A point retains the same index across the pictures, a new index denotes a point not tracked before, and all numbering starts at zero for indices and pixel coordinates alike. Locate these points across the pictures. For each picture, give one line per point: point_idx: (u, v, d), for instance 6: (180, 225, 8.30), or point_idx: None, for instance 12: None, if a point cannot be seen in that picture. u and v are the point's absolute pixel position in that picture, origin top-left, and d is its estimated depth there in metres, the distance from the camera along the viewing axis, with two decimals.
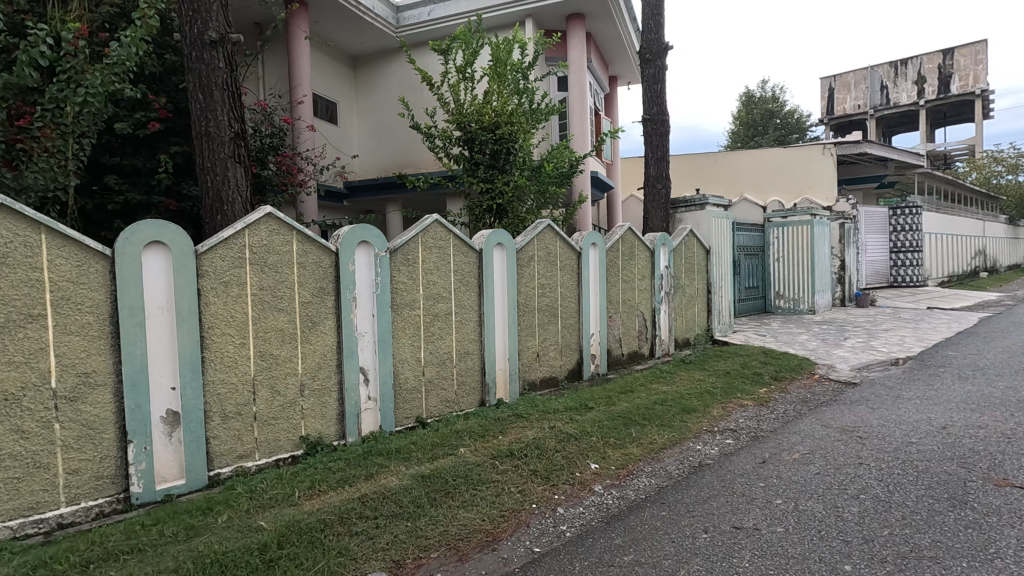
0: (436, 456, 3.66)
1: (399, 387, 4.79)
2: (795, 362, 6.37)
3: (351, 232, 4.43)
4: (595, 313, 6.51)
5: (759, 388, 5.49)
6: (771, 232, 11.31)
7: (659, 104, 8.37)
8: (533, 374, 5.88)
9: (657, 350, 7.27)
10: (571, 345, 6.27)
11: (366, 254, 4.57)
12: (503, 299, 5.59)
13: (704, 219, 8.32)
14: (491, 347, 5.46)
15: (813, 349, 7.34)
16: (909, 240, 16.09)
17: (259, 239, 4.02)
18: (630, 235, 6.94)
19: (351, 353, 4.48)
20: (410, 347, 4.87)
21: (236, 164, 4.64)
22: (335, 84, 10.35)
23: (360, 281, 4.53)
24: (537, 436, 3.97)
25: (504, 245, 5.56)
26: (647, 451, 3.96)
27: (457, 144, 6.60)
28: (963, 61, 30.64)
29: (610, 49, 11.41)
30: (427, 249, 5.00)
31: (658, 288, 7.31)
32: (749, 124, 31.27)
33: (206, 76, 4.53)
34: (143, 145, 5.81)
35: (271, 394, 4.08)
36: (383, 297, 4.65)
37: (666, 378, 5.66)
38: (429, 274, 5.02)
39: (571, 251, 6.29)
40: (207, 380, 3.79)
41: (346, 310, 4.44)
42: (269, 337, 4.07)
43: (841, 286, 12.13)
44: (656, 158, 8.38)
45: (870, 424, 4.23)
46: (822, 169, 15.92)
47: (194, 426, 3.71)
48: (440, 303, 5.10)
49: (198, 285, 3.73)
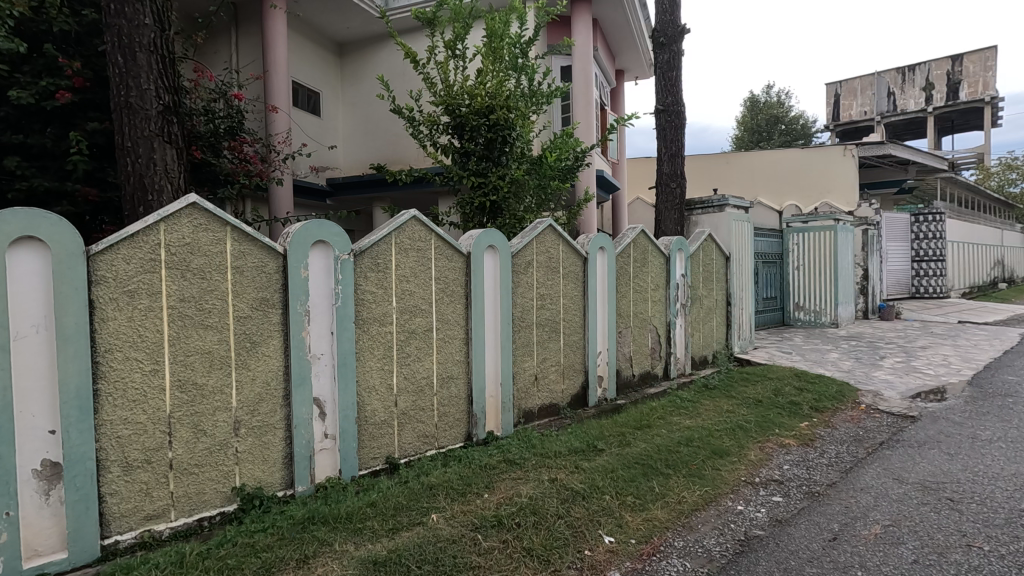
0: (398, 527, 2.76)
1: (364, 422, 3.89)
2: (835, 387, 5.48)
3: (303, 229, 3.55)
4: (602, 329, 5.62)
5: (800, 422, 4.59)
6: (790, 238, 10.47)
7: (674, 94, 7.53)
8: (531, 401, 4.98)
9: (672, 371, 6.37)
10: (575, 366, 5.38)
11: (323, 256, 3.67)
12: (496, 313, 4.70)
13: (724, 222, 7.45)
14: (480, 371, 4.56)
15: (850, 370, 6.46)
16: (932, 249, 15.22)
17: (178, 235, 3.12)
18: (642, 239, 6.06)
19: (302, 381, 3.58)
20: (379, 371, 3.98)
21: (164, 143, 3.75)
22: (318, 71, 9.48)
23: (315, 291, 3.64)
24: (533, 494, 3.08)
25: (497, 248, 4.68)
26: (675, 515, 3.05)
27: (446, 132, 5.72)
28: (971, 68, 29.60)
29: (619, 38, 10.56)
30: (402, 252, 4.11)
31: (673, 300, 6.43)
32: (754, 129, 30.44)
33: (127, 33, 3.63)
34: (54, 120, 5.01)
35: (193, 436, 3.18)
36: (345, 311, 3.75)
37: (689, 408, 4.77)
38: (403, 282, 4.12)
39: (575, 256, 5.41)
40: (103, 419, 2.89)
41: (296, 327, 3.55)
42: (192, 362, 3.17)
43: (863, 296, 11.25)
44: (670, 154, 7.58)
45: (957, 479, 3.34)
46: (839, 171, 15.09)
47: (81, 482, 2.81)
48: (418, 318, 4.21)
49: (89, 295, 2.85)
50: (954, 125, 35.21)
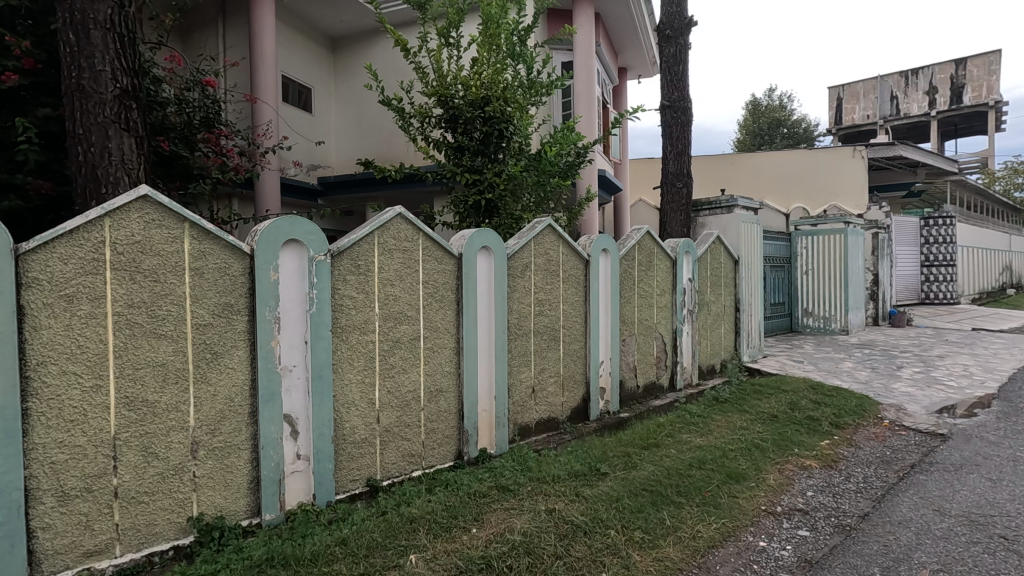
0: (370, 571, 2.38)
1: (342, 441, 3.52)
2: (854, 400, 5.10)
3: (272, 227, 3.19)
4: (605, 337, 5.25)
5: (820, 440, 4.21)
6: (798, 241, 10.12)
7: (680, 89, 7.19)
8: (527, 416, 4.60)
9: (678, 381, 5.99)
10: (576, 376, 5.01)
11: (296, 257, 3.30)
12: (490, 320, 4.32)
13: (732, 224, 7.08)
14: (471, 383, 4.18)
15: (866, 381, 6.09)
16: (942, 253, 14.94)
17: (126, 232, 2.74)
18: (648, 240, 5.69)
19: (270, 397, 3.20)
20: (359, 384, 3.60)
21: (121, 131, 3.38)
22: (310, 66, 9.14)
23: (286, 296, 3.27)
24: (528, 530, 2.70)
25: (491, 249, 4.31)
26: (690, 554, 2.68)
27: (439, 125, 5.36)
28: (975, 71, 29.34)
29: (622, 33, 10.21)
30: (387, 253, 3.73)
31: (680, 306, 6.06)
32: (754, 132, 30.07)
33: (80, 7, 3.27)
34: (4, 106, 4.66)
35: (142, 460, 2.80)
36: (320, 318, 3.37)
37: (699, 424, 4.39)
38: (387, 286, 3.74)
39: (576, 259, 5.04)
40: (33, 443, 2.51)
41: (264, 337, 3.17)
42: (142, 376, 2.79)
43: (873, 302, 10.89)
44: (676, 152, 7.25)
45: (1006, 512, 2.97)
46: (848, 174, 14.79)
47: (4, 515, 2.42)
48: (404, 326, 3.83)
49: (18, 301, 2.47)
50: (957, 130, 34.85)
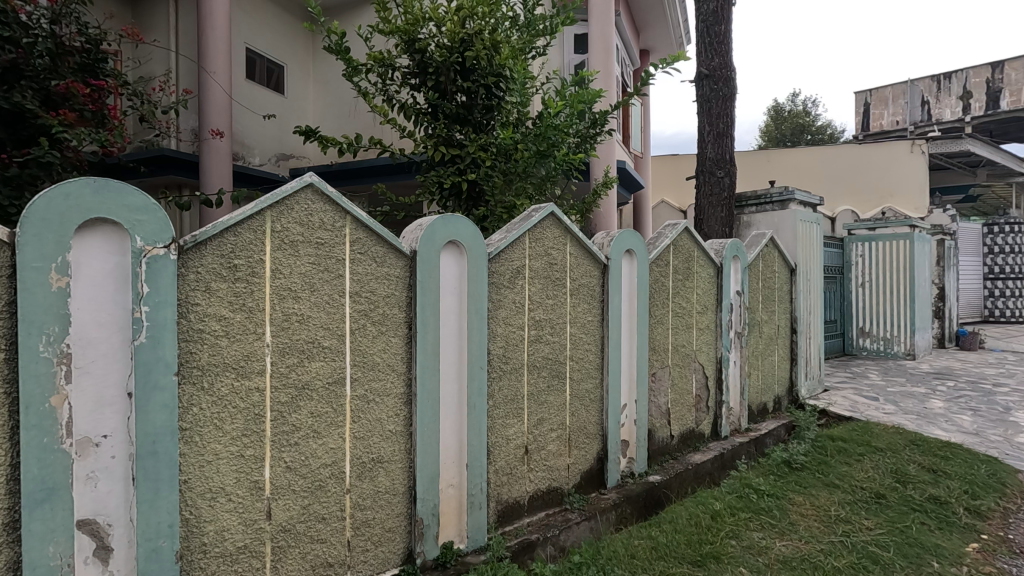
0: None
1: (200, 555, 2.12)
2: (984, 466, 3.62)
3: (54, 196, 1.80)
4: (628, 371, 3.81)
5: (966, 545, 2.77)
6: (852, 248, 8.63)
7: (722, 54, 5.77)
8: (517, 489, 3.17)
9: (723, 428, 4.53)
10: (587, 428, 3.58)
11: (103, 248, 1.91)
12: (462, 351, 2.92)
13: (787, 223, 5.63)
14: (430, 446, 2.78)
15: (978, 432, 4.55)
16: (1011, 265, 13.35)
17: None
18: (686, 240, 4.26)
19: (50, 493, 1.81)
20: (235, 460, 2.21)
21: None
22: (282, 40, 7.87)
23: (85, 316, 1.88)
24: None
25: (463, 246, 2.90)
26: None
27: (407, 80, 3.99)
28: (1015, 75, 23.08)
29: (645, 7, 8.85)
30: (286, 249, 2.34)
31: (726, 327, 4.61)
32: (777, 138, 28.37)
33: None
34: None
35: None
36: (152, 353, 1.98)
37: (775, 514, 3.01)
38: (288, 300, 2.34)
39: (589, 263, 3.63)
40: None
41: (35, 388, 1.78)
42: None
43: (939, 321, 9.32)
44: (715, 133, 5.82)
45: None
46: (906, 171, 13.38)
47: None
48: (318, 364, 2.44)
49: None
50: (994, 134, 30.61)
